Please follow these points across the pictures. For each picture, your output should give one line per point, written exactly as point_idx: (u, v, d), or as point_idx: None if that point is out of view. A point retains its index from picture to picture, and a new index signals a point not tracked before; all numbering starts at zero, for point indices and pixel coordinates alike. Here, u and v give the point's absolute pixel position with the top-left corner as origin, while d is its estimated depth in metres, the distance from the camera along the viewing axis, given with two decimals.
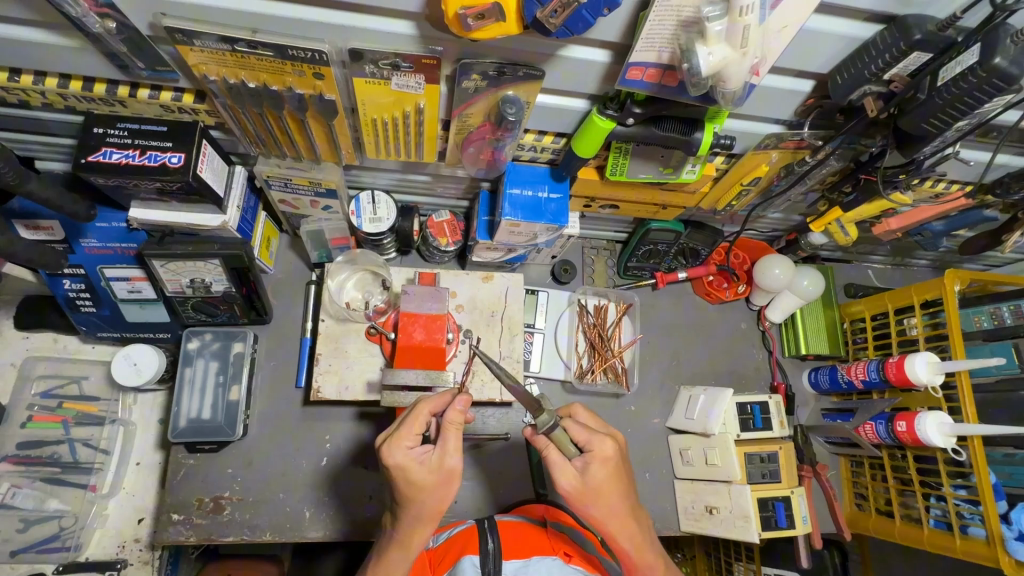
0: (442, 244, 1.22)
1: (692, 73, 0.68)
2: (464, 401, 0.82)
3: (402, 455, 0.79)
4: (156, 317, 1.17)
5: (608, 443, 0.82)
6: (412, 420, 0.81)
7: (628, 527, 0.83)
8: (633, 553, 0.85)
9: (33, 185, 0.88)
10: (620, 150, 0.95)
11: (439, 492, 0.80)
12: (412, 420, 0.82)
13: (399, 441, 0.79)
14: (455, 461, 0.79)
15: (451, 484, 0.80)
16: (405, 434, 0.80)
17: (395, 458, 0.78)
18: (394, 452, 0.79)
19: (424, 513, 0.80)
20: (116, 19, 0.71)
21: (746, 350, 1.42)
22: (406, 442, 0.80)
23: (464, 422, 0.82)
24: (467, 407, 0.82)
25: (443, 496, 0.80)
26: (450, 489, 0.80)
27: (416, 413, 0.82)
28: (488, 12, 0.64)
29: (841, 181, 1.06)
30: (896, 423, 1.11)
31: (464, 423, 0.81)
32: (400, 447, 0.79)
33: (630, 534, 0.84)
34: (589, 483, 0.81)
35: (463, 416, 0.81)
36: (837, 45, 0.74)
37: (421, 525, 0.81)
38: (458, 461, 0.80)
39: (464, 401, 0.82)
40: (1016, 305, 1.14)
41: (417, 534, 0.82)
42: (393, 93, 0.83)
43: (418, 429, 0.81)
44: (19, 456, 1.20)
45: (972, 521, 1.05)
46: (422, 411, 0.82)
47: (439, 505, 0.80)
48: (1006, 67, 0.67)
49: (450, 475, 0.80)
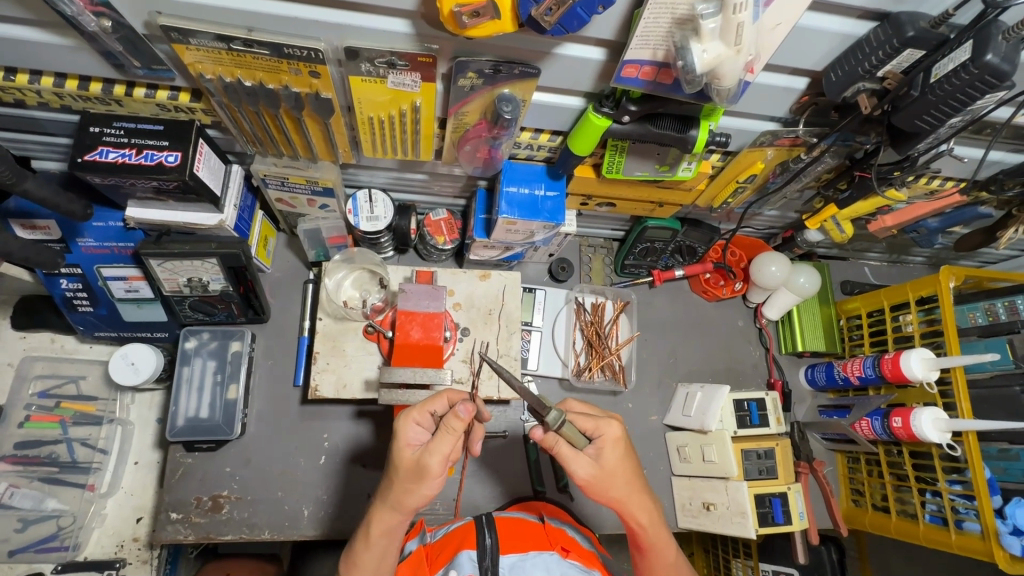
0: (440, 242, 1.23)
1: (687, 71, 0.69)
2: (471, 410, 0.77)
3: (405, 424, 0.82)
4: (154, 317, 1.17)
5: (615, 424, 0.84)
6: (432, 399, 0.84)
7: (642, 501, 0.86)
8: (650, 527, 0.87)
9: (29, 185, 0.87)
10: (616, 148, 0.96)
11: (408, 485, 0.81)
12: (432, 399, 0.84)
13: (409, 415, 0.82)
14: (431, 463, 0.78)
15: (419, 482, 0.80)
16: (418, 410, 0.83)
17: (398, 426, 0.82)
18: (402, 424, 0.82)
19: (392, 498, 0.83)
20: (111, 18, 0.72)
21: (743, 347, 1.43)
22: (415, 417, 0.83)
23: (467, 428, 0.78)
24: (471, 416, 0.77)
25: (412, 489, 0.81)
26: (419, 487, 0.81)
27: (438, 394, 0.84)
28: (482, 9, 0.64)
29: (837, 178, 1.08)
30: (891, 419, 1.12)
31: (461, 433, 0.77)
32: (407, 419, 0.82)
33: (646, 508, 0.86)
34: (605, 466, 0.82)
35: (466, 423, 0.77)
36: (831, 43, 0.75)
37: (389, 509, 0.83)
38: (436, 465, 0.79)
39: (469, 409, 0.77)
40: (1011, 302, 1.16)
41: (380, 516, 0.84)
42: (389, 91, 0.83)
43: (433, 407, 0.84)
44: (16, 456, 1.19)
45: (966, 516, 1.07)
46: (445, 395, 0.84)
47: (405, 495, 0.82)
48: (998, 63, 0.67)
49: (421, 474, 0.80)
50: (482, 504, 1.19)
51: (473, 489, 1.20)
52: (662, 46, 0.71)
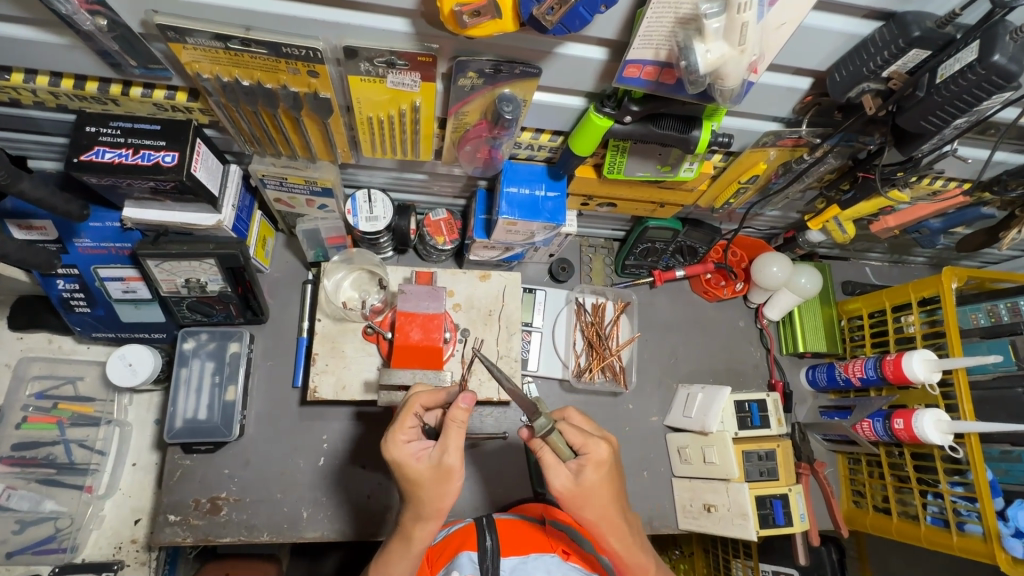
0: (439, 242, 1.22)
1: (690, 71, 0.68)
2: (470, 398, 0.78)
3: (400, 451, 0.80)
4: (151, 317, 1.16)
5: (604, 446, 0.83)
6: (405, 414, 0.83)
7: (616, 527, 0.84)
8: (622, 553, 0.86)
9: (25, 185, 0.86)
10: (617, 148, 0.95)
11: (436, 491, 0.78)
12: (404, 415, 0.83)
13: (396, 438, 0.81)
14: (452, 461, 0.77)
15: (448, 483, 0.78)
16: (400, 429, 0.81)
17: (394, 455, 0.80)
18: (395, 450, 0.80)
19: (425, 512, 0.80)
20: (107, 16, 0.71)
21: (743, 348, 1.42)
22: (403, 437, 0.81)
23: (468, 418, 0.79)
24: (471, 405, 0.78)
25: (441, 495, 0.79)
26: (450, 487, 0.79)
27: (408, 406, 0.84)
28: (483, 9, 0.63)
29: (839, 178, 1.07)
30: (893, 421, 1.12)
31: (468, 422, 0.78)
32: (396, 443, 0.80)
33: (620, 534, 0.85)
34: (583, 484, 0.80)
35: (468, 413, 0.78)
36: (835, 43, 0.74)
37: (422, 522, 0.81)
38: (457, 460, 0.78)
39: (468, 399, 0.78)
40: (1013, 303, 1.15)
41: (417, 530, 0.82)
42: (388, 91, 0.83)
43: (412, 421, 0.83)
44: (13, 457, 1.18)
45: (968, 517, 1.06)
46: (414, 404, 0.84)
47: (438, 503, 0.79)
48: (1005, 64, 0.67)
49: (447, 474, 0.78)
50: (482, 506, 1.19)
51: (473, 491, 1.19)
52: (664, 46, 0.70)
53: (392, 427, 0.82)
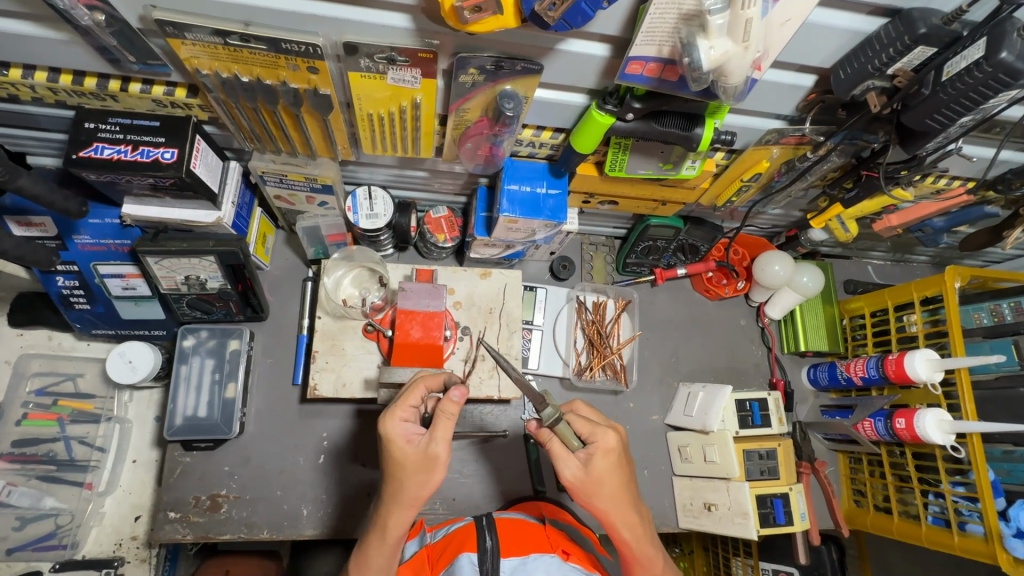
0: (440, 240, 1.21)
1: (692, 68, 0.67)
2: (463, 392, 0.78)
3: (393, 427, 0.80)
4: (151, 314, 1.16)
5: (611, 434, 0.83)
6: (408, 393, 0.83)
7: (627, 517, 0.83)
8: (633, 544, 0.85)
9: (23, 181, 0.86)
10: (619, 145, 0.94)
11: (417, 479, 0.79)
12: (409, 392, 0.84)
13: (394, 414, 0.81)
14: (440, 449, 0.78)
15: (431, 473, 0.79)
16: (401, 406, 0.82)
17: (388, 429, 0.80)
18: (389, 424, 0.80)
19: (402, 498, 0.80)
20: (104, 11, 0.70)
21: (745, 346, 1.41)
22: (400, 415, 0.81)
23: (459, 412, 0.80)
24: (462, 398, 0.78)
25: (422, 484, 0.79)
26: (432, 478, 0.79)
27: (412, 386, 0.84)
28: (484, 5, 0.62)
29: (842, 177, 1.06)
30: (896, 420, 1.11)
31: (457, 414, 0.79)
32: (392, 419, 0.80)
33: (630, 524, 0.84)
34: (592, 473, 0.81)
35: (459, 406, 0.78)
36: (839, 41, 0.73)
37: (398, 509, 0.80)
38: (443, 449, 0.79)
39: (462, 392, 0.78)
40: (1016, 302, 1.14)
41: (391, 519, 0.81)
42: (389, 87, 0.82)
43: (414, 401, 0.83)
44: (14, 454, 1.18)
45: (970, 518, 1.05)
46: (420, 384, 0.85)
47: (417, 493, 0.79)
48: (1012, 62, 0.66)
49: (432, 463, 0.79)
50: (481, 504, 1.18)
51: (473, 489, 1.19)
52: (667, 43, 0.69)
53: (393, 403, 0.82)
